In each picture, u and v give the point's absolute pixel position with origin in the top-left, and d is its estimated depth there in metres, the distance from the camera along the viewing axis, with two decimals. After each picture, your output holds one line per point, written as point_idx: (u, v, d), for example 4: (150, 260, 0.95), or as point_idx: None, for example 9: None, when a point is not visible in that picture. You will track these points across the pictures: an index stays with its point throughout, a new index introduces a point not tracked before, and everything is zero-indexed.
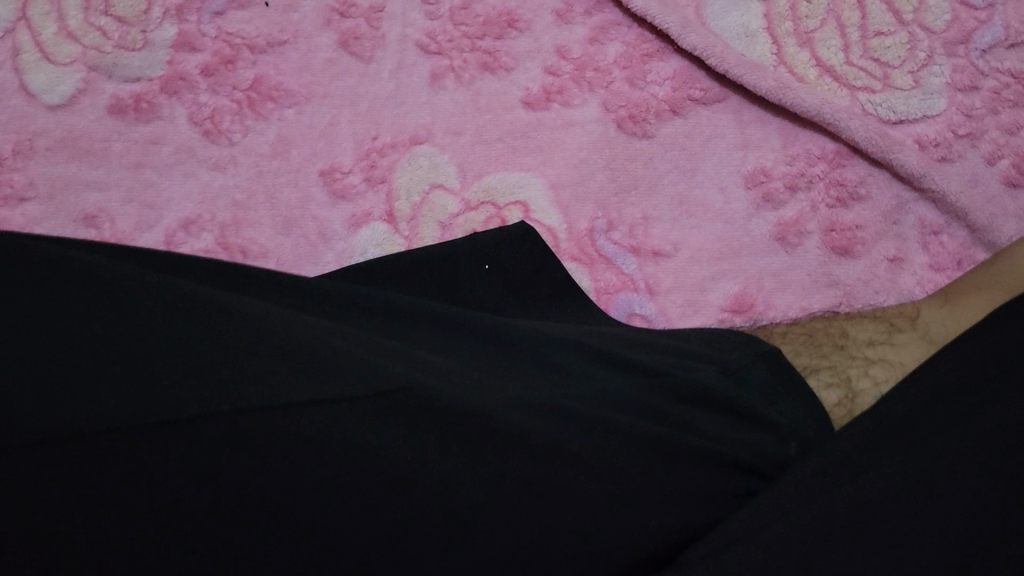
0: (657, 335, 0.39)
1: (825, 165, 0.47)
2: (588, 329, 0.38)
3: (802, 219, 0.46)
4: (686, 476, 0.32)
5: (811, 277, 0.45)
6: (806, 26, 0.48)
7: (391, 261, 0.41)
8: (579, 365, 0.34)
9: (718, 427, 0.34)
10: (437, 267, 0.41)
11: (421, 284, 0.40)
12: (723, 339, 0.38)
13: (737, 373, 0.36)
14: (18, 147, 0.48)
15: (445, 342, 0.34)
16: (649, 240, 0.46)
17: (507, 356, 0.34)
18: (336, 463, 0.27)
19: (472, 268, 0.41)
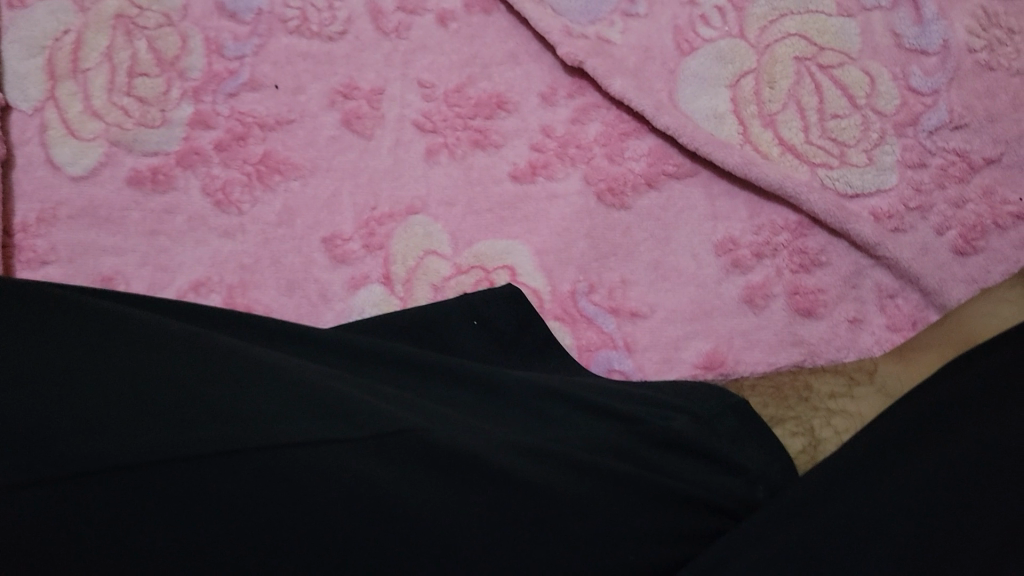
0: (634, 386, 0.42)
1: (788, 234, 0.51)
2: (569, 380, 0.41)
3: (768, 283, 0.50)
4: (662, 514, 0.34)
5: (778, 336, 0.49)
6: (769, 109, 0.53)
7: (387, 318, 0.44)
8: (556, 413, 0.37)
9: (690, 468, 0.36)
10: (429, 321, 0.44)
11: (415, 337, 0.43)
12: (692, 391, 0.41)
13: (706, 420, 0.39)
14: (41, 215, 0.52)
15: (435, 391, 0.37)
16: (626, 302, 0.50)
17: (492, 403, 0.37)
18: (327, 497, 0.29)
19: (467, 327, 0.44)
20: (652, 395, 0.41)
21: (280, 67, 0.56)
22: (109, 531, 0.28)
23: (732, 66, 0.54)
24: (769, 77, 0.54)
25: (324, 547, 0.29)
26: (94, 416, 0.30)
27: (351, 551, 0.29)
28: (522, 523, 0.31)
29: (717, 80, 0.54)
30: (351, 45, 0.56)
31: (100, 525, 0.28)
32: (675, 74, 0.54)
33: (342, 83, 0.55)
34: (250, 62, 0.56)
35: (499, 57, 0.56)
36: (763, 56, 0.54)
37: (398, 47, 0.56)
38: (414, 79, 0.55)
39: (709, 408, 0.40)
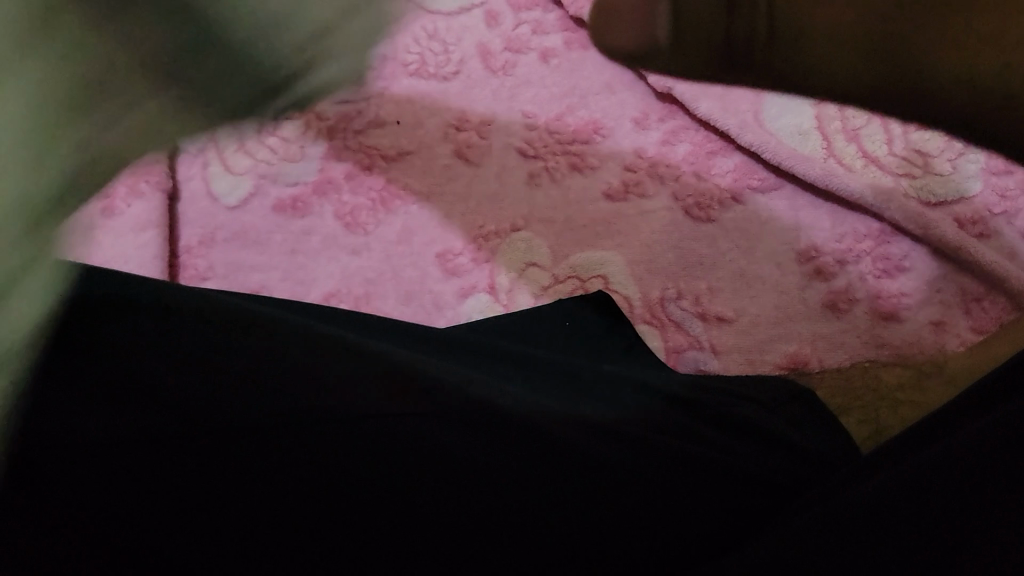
0: (713, 377, 0.46)
1: (870, 242, 0.53)
2: (650, 372, 0.45)
3: (851, 288, 0.52)
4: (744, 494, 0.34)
5: (861, 339, 0.51)
6: (853, 124, 0.56)
7: (488, 320, 0.49)
8: (634, 395, 0.41)
9: (760, 451, 0.38)
10: (524, 320, 0.49)
11: (511, 331, 0.48)
12: (763, 382, 0.45)
13: (774, 407, 0.42)
14: (201, 238, 0.60)
15: (528, 373, 0.41)
16: (713, 306, 0.53)
17: (575, 384, 0.41)
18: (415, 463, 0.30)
19: (554, 330, 0.48)
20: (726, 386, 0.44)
21: (402, 105, 0.63)
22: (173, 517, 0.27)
23: None
24: None
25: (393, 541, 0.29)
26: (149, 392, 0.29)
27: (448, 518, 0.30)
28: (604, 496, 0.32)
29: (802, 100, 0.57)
30: (463, 84, 0.63)
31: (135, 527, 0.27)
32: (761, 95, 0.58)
33: (455, 117, 0.62)
34: (376, 102, 0.63)
35: (597, 87, 0.61)
36: None
37: (504, 83, 0.62)
38: (519, 111, 0.61)
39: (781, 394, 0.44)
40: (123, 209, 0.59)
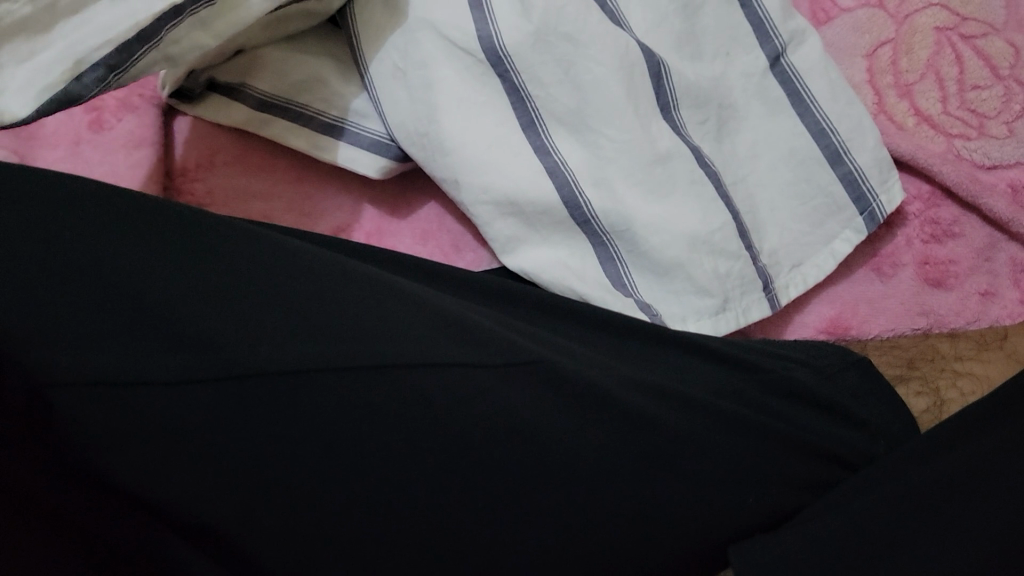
0: (710, 387, 0.39)
1: (919, 204, 0.51)
2: (685, 400, 0.37)
3: (897, 253, 0.50)
4: (723, 440, 0.37)
5: (904, 304, 0.49)
6: (907, 79, 0.53)
7: (562, 370, 0.36)
8: (649, 406, 0.36)
9: (731, 401, 0.38)
10: (617, 380, 0.37)
11: (585, 420, 0.35)
12: (737, 359, 0.40)
13: (748, 366, 0.40)
14: (199, 160, 0.56)
15: (596, 446, 0.35)
16: (779, 253, 0.49)
17: (611, 418, 0.36)
18: (432, 471, 0.33)
19: (599, 316, 0.41)
20: (754, 345, 0.42)
21: None
22: (168, 453, 0.31)
23: (870, 36, 0.54)
24: (907, 46, 0.53)
25: (276, 519, 0.32)
26: (83, 338, 0.31)
27: (315, 507, 0.32)
28: (532, 519, 0.34)
29: (854, 49, 0.54)
30: None
31: (153, 447, 0.31)
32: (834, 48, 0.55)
33: None
34: None
35: None
36: (902, 26, 0.54)
37: None
38: None
39: (828, 363, 0.42)
40: (113, 123, 0.55)
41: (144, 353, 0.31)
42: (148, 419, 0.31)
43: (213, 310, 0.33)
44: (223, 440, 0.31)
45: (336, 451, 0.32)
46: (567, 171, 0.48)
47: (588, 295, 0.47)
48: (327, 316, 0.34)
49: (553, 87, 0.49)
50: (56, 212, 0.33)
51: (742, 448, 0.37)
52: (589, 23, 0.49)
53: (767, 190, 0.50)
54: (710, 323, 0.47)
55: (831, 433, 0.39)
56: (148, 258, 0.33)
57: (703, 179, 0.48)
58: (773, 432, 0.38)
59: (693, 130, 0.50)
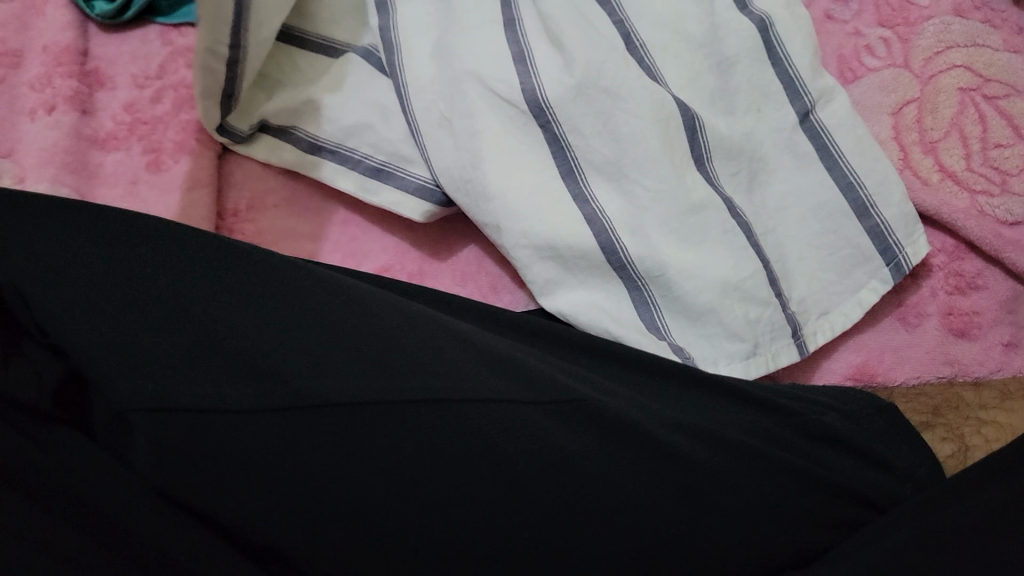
0: (743, 428, 0.40)
1: (944, 256, 0.53)
2: (720, 439, 0.39)
3: (922, 303, 0.52)
4: (755, 477, 0.38)
5: (929, 354, 0.51)
6: (931, 137, 0.55)
7: (601, 408, 0.38)
8: (684, 444, 0.38)
9: (764, 442, 0.40)
10: (655, 419, 0.39)
11: (623, 454, 0.37)
12: (770, 402, 0.42)
13: (779, 409, 0.42)
14: (250, 202, 0.59)
15: (634, 481, 0.37)
16: (808, 300, 0.51)
17: (647, 454, 0.37)
18: (479, 499, 0.35)
19: (636, 357, 0.43)
20: (784, 389, 0.44)
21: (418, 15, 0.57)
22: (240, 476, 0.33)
23: (896, 95, 0.56)
24: (932, 105, 0.56)
25: (332, 541, 0.33)
26: (167, 365, 0.33)
27: (369, 530, 0.34)
28: (572, 548, 0.36)
29: (880, 107, 0.56)
30: None
31: (227, 470, 0.33)
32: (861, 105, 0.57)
33: None
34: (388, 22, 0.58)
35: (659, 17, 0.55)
36: (927, 85, 0.56)
37: None
38: None
39: (857, 408, 0.44)
40: (171, 165, 0.58)
41: (221, 381, 0.33)
42: (225, 444, 0.33)
43: (282, 343, 0.35)
44: (292, 465, 0.33)
45: (392, 478, 0.34)
46: (604, 219, 0.50)
47: (623, 337, 0.49)
48: (386, 351, 0.36)
49: (592, 137, 0.51)
50: (141, 245, 0.35)
51: (774, 485, 0.39)
52: (627, 78, 0.52)
53: (797, 240, 0.52)
54: (742, 367, 0.49)
55: (859, 474, 0.41)
56: (226, 292, 0.35)
57: (735, 229, 0.50)
58: (804, 472, 0.39)
59: (725, 181, 0.53)
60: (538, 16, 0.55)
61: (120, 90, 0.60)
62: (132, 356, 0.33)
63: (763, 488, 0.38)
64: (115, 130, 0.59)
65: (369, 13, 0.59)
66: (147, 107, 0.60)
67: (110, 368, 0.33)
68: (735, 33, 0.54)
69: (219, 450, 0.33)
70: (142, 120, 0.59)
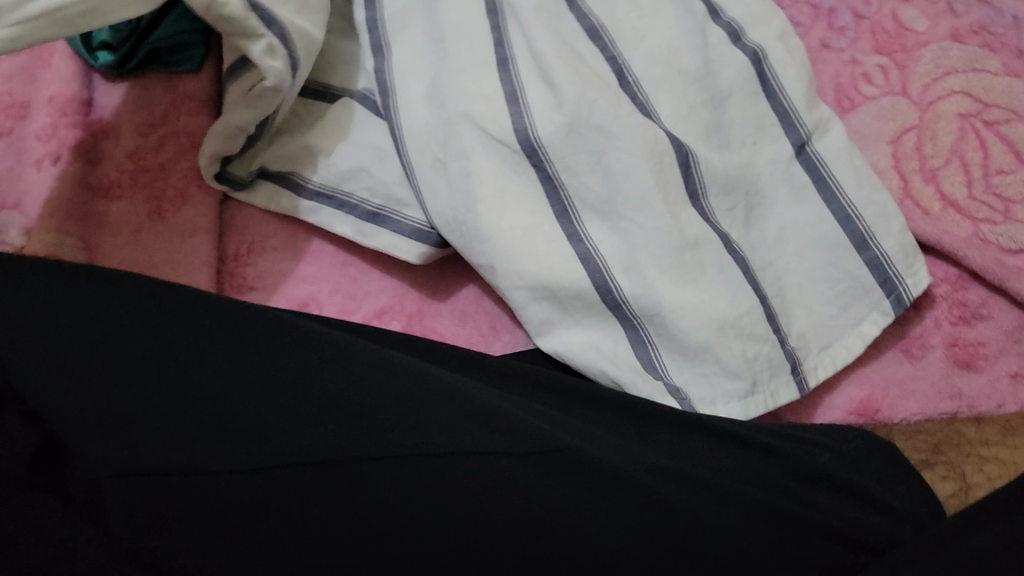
0: (731, 472, 0.40)
1: (947, 286, 0.52)
2: (707, 484, 0.38)
3: (925, 334, 0.51)
4: (745, 522, 0.38)
5: (934, 387, 0.50)
6: (932, 164, 0.54)
7: (583, 455, 0.37)
8: (670, 490, 0.38)
9: (753, 486, 0.39)
10: (638, 467, 0.38)
11: (607, 502, 0.37)
12: (760, 445, 0.41)
13: (770, 451, 0.41)
14: (250, 246, 0.59)
15: (619, 527, 0.36)
16: (807, 335, 0.50)
17: (629, 498, 0.37)
18: (460, 550, 0.34)
19: (620, 399, 0.43)
20: (776, 428, 0.43)
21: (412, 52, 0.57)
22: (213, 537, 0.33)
23: (895, 123, 0.56)
24: (931, 132, 0.55)
25: None
26: (140, 426, 0.33)
27: None
28: None
29: (879, 135, 0.55)
30: None
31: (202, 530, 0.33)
32: (861, 133, 0.56)
33: None
34: (380, 60, 0.57)
35: (655, 52, 0.55)
36: (926, 113, 0.56)
37: None
38: None
39: (852, 448, 0.43)
40: (172, 212, 0.58)
41: (193, 440, 0.34)
42: (198, 502, 0.33)
43: (256, 398, 0.35)
44: (277, 524, 0.33)
45: (369, 531, 0.34)
46: (598, 258, 0.50)
47: (618, 378, 0.49)
48: (364, 404, 0.36)
49: (585, 175, 0.51)
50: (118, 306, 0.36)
51: (764, 527, 0.38)
52: (620, 116, 0.51)
53: (796, 274, 0.51)
54: (740, 407, 0.48)
55: (857, 518, 0.40)
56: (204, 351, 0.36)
57: (731, 266, 0.50)
58: (794, 516, 0.38)
59: (721, 217, 0.52)
60: (531, 55, 0.55)
61: (124, 138, 0.60)
62: (105, 420, 0.33)
63: (752, 534, 0.38)
64: (118, 179, 0.58)
65: (366, 57, 0.59)
66: (150, 155, 0.60)
67: (88, 437, 0.33)
68: (731, 66, 0.54)
69: (192, 509, 0.33)
70: (145, 167, 0.59)
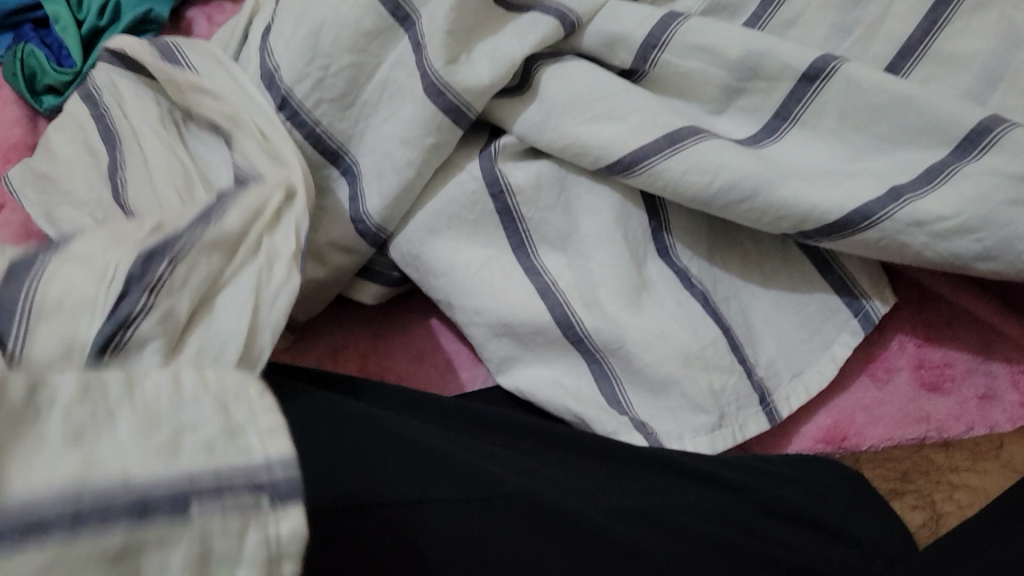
0: (693, 511, 0.38)
1: (909, 308, 0.51)
2: (665, 524, 0.37)
3: (891, 358, 0.50)
4: (706, 561, 0.36)
5: (902, 411, 0.48)
6: None
7: (536, 500, 0.36)
8: (628, 532, 0.36)
9: (715, 523, 0.38)
10: (594, 509, 0.37)
11: (560, 546, 0.35)
12: (722, 481, 0.40)
13: (733, 486, 0.40)
14: None
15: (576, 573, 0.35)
16: (775, 363, 0.49)
17: (584, 541, 0.35)
18: None
19: (579, 438, 0.42)
20: (740, 462, 0.42)
21: None
22: None
23: None
24: None
25: None
26: None
27: None
28: None
29: None
30: None
31: None
32: None
33: None
34: None
35: None
36: None
37: None
38: None
39: (820, 480, 0.42)
40: None
41: None
42: None
43: None
44: None
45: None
46: (558, 292, 0.48)
47: (584, 414, 0.47)
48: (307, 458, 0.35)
49: (548, 212, 0.50)
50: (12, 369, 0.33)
51: (728, 566, 0.36)
52: None
53: (760, 302, 0.50)
54: (707, 441, 0.46)
55: (826, 554, 0.38)
56: None
57: (690, 299, 0.49)
58: (758, 552, 0.37)
59: (684, 249, 0.51)
60: None
61: None
62: None
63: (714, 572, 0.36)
64: None
65: None
66: None
67: None
68: None
69: None
70: None
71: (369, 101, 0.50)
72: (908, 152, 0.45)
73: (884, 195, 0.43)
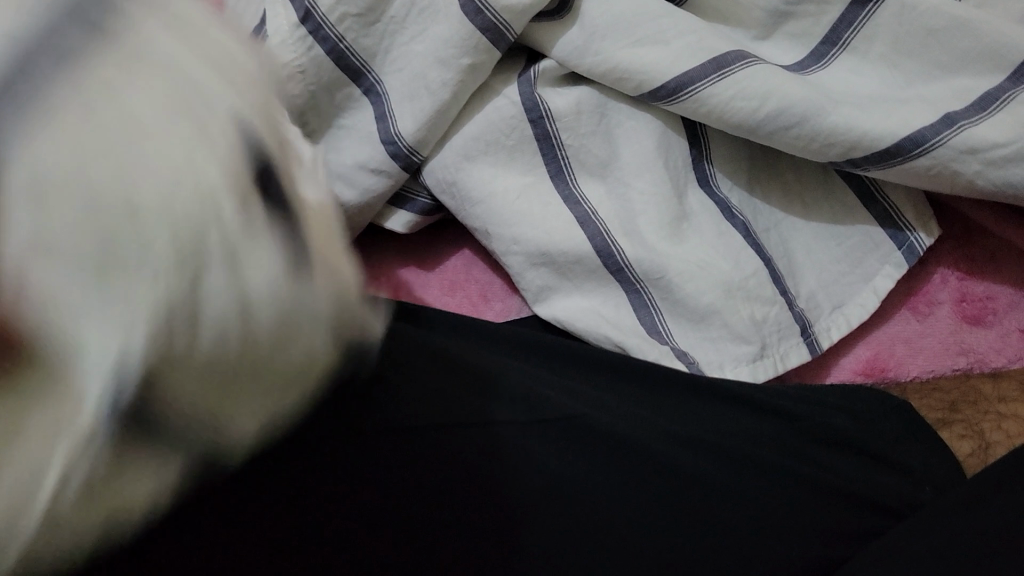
0: (742, 438, 0.38)
1: (952, 242, 0.51)
2: (716, 450, 0.36)
3: (933, 291, 0.49)
4: (757, 487, 0.36)
5: (943, 344, 0.48)
6: None
7: (587, 423, 0.35)
8: (679, 457, 0.36)
9: (764, 449, 0.38)
10: (644, 434, 0.36)
11: (611, 467, 0.35)
12: (769, 409, 0.40)
13: (779, 413, 0.40)
14: None
15: (627, 492, 0.34)
16: (814, 295, 0.48)
17: (635, 462, 0.35)
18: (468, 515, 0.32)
19: (625, 364, 0.41)
20: (785, 391, 0.41)
21: None
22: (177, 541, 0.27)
23: None
24: None
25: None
26: None
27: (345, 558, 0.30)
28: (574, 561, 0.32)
29: None
30: None
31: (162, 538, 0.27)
32: None
33: None
34: None
35: None
36: None
37: None
38: None
39: (865, 409, 0.41)
40: None
41: None
42: None
43: None
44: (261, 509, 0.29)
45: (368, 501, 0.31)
46: (598, 222, 0.48)
47: (624, 343, 0.47)
48: None
49: (587, 138, 0.49)
50: None
51: (779, 492, 0.36)
52: None
53: (800, 234, 0.50)
54: (749, 371, 0.46)
55: (875, 482, 0.38)
56: None
57: (731, 230, 0.48)
58: (807, 478, 0.36)
59: (724, 180, 0.50)
60: None
61: None
62: None
63: (764, 498, 0.35)
64: None
65: None
66: None
67: None
68: None
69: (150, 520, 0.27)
70: None
71: (399, 16, 0.47)
72: (960, 78, 0.44)
73: (937, 121, 0.42)
